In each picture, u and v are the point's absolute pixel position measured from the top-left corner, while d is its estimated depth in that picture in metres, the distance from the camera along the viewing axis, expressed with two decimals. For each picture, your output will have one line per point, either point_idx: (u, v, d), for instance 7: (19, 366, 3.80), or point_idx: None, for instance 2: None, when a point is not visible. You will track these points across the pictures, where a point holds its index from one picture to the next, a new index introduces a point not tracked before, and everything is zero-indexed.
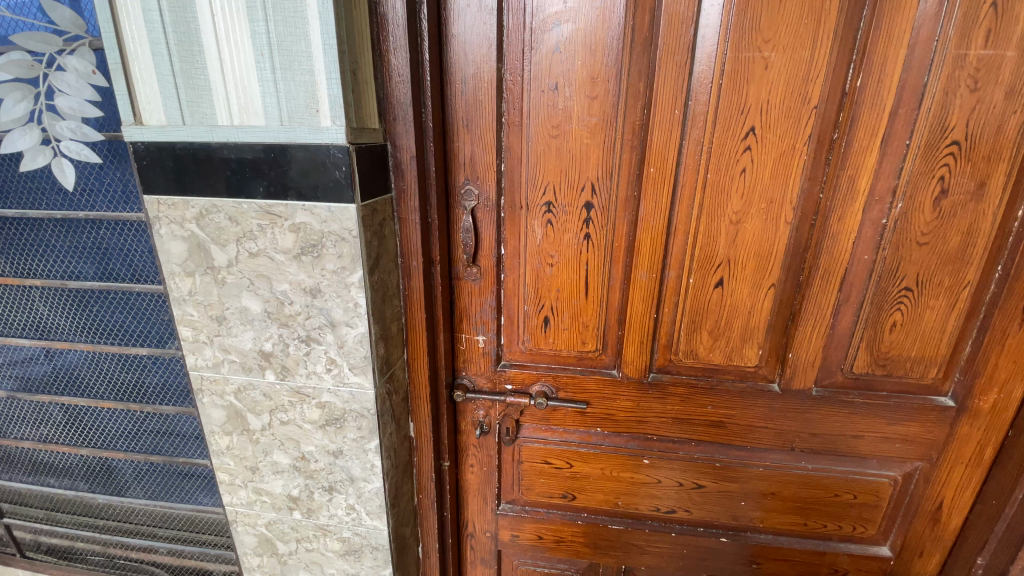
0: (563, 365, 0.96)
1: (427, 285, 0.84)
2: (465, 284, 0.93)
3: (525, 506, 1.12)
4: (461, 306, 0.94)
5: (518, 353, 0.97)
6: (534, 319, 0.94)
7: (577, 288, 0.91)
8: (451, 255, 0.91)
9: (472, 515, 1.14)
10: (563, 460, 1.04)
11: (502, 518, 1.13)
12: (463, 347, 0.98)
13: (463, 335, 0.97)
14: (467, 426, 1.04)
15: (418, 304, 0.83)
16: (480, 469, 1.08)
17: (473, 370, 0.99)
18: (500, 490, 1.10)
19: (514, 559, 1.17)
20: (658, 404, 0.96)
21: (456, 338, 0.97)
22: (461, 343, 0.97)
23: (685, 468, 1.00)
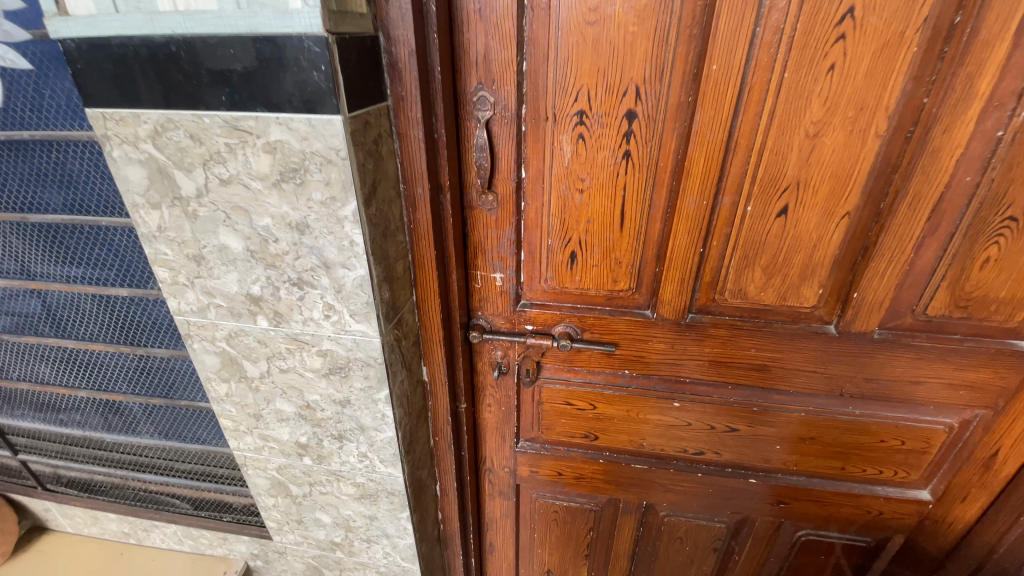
0: (590, 306, 0.86)
1: (437, 218, 0.72)
2: (480, 214, 0.80)
3: (545, 444, 1.07)
4: (476, 240, 0.83)
5: (539, 291, 0.87)
6: (559, 255, 0.82)
7: (610, 219, 0.78)
8: (462, 180, 0.77)
9: (490, 452, 1.10)
10: (586, 401, 0.97)
11: (521, 455, 1.09)
12: (478, 285, 0.87)
13: (477, 272, 0.86)
14: (483, 367, 0.97)
15: (427, 239, 0.71)
16: (499, 408, 1.03)
17: (490, 311, 0.90)
18: (519, 428, 1.06)
19: (532, 492, 1.16)
20: (696, 347, 0.86)
21: (471, 276, 0.86)
22: (476, 281, 0.87)
23: (719, 412, 0.93)
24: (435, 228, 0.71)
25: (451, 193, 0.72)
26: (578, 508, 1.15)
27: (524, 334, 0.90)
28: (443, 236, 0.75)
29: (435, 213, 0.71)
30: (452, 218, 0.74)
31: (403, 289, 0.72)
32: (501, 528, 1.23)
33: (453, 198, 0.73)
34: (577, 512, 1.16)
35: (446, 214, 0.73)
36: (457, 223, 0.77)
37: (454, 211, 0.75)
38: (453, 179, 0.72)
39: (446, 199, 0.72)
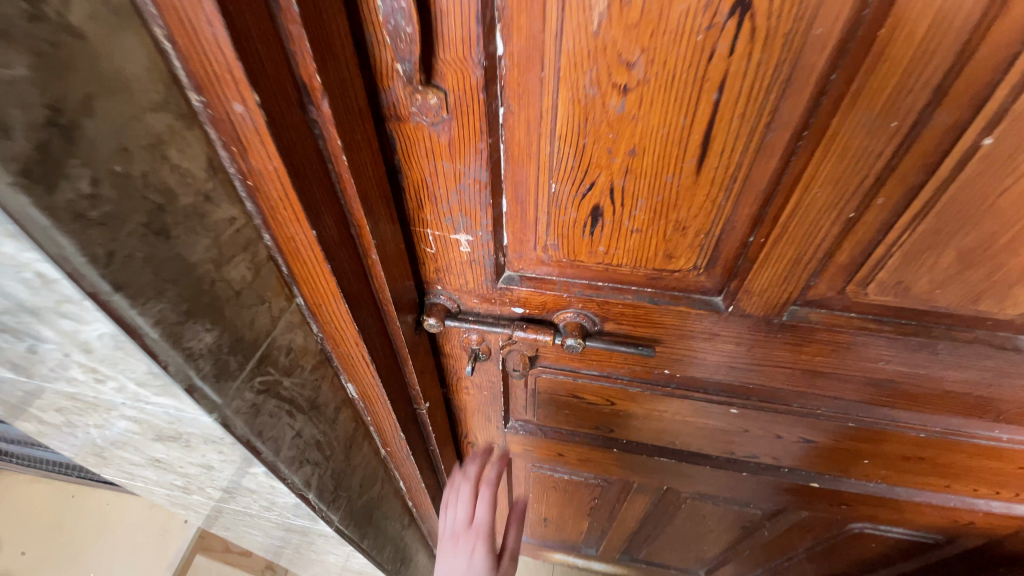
0: (620, 287, 0.51)
1: (310, 165, 0.33)
2: (416, 134, 0.41)
3: (541, 426, 0.81)
4: (416, 180, 0.44)
5: (536, 261, 0.51)
6: (570, 212, 0.44)
7: (677, 154, 0.38)
8: (367, 66, 0.36)
9: (473, 429, 0.85)
10: (600, 396, 0.69)
11: (511, 435, 0.84)
12: (431, 250, 0.52)
13: (426, 230, 0.49)
14: (450, 352, 0.66)
15: (291, 212, 0.34)
16: (480, 393, 0.74)
17: (454, 286, 0.55)
18: (508, 411, 0.79)
19: (526, 463, 0.94)
20: (785, 351, 0.54)
21: (416, 236, 0.50)
22: (426, 244, 0.51)
23: (793, 421, 0.64)
24: (306, 189, 0.33)
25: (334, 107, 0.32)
26: (582, 480, 0.95)
27: (507, 326, 0.56)
28: (337, 193, 0.37)
29: (298, 155, 0.32)
30: (351, 157, 0.35)
31: (265, 300, 0.38)
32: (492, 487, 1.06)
33: (344, 114, 0.33)
34: (580, 483, 0.96)
35: (335, 152, 0.34)
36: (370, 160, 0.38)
37: (358, 141, 0.36)
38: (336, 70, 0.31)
39: (325, 120, 0.32)
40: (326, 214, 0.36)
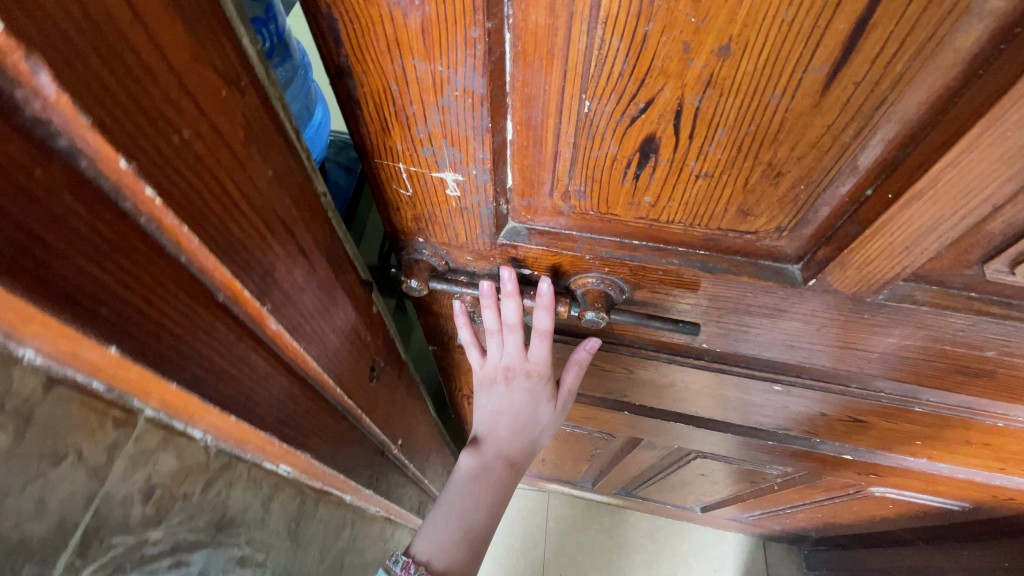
0: (662, 249, 0.38)
1: (79, 210, 0.18)
2: (369, 13, 0.25)
3: None
4: (377, 90, 0.29)
5: (553, 210, 0.37)
6: (605, 147, 0.30)
7: (797, 58, 0.23)
8: None
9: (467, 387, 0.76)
10: (616, 365, 0.58)
11: None
12: (407, 192, 0.37)
13: (398, 165, 0.35)
14: (438, 313, 0.54)
15: (49, 332, 0.19)
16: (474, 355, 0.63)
17: (442, 240, 0.42)
18: None
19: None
20: (865, 333, 0.42)
21: (386, 172, 0.36)
22: (398, 183, 0.37)
23: (845, 401, 0.54)
24: (58, 284, 0.18)
25: (81, 91, 0.16)
26: (584, 434, 0.88)
27: (520, 292, 0.44)
28: (162, 247, 0.23)
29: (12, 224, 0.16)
30: (162, 185, 0.21)
31: (65, 455, 0.23)
32: None
33: (115, 108, 0.18)
34: (582, 435, 0.90)
35: (124, 182, 0.19)
36: (222, 172, 0.24)
37: (185, 147, 0.21)
38: (100, 16, 0.17)
39: (68, 120, 0.17)
40: (132, 300, 0.21)
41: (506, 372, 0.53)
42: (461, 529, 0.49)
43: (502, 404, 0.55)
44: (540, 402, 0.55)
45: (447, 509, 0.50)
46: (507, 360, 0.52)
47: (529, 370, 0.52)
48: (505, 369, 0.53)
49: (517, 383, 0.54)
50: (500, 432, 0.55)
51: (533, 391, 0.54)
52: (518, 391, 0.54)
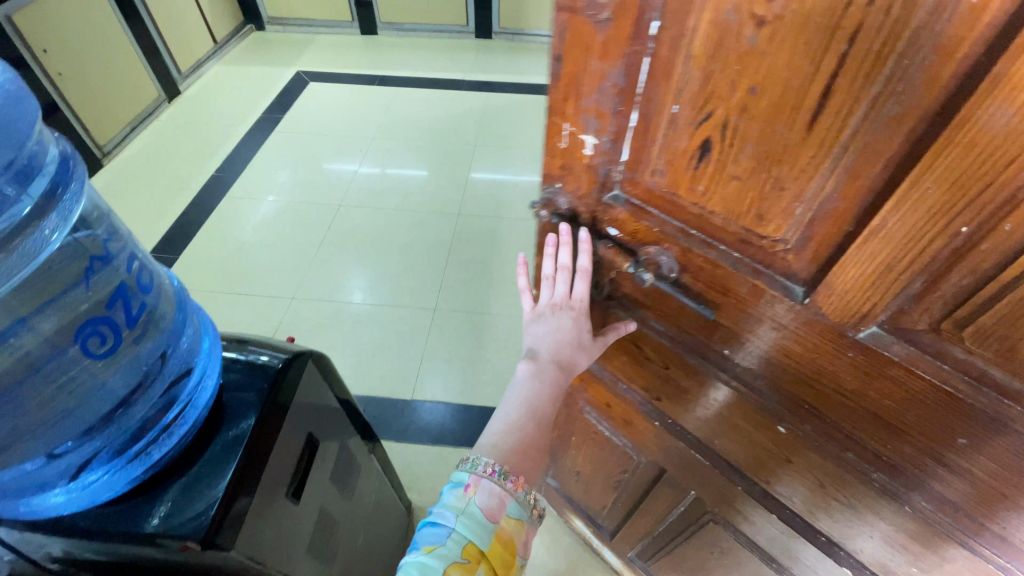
0: (708, 242, 0.53)
1: None
2: (578, 27, 0.46)
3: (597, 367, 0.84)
4: (565, 72, 0.50)
5: (642, 184, 0.55)
6: (682, 140, 0.48)
7: (796, 102, 0.39)
8: None
9: None
10: (658, 354, 0.71)
11: None
12: (562, 145, 0.58)
13: (561, 123, 0.55)
14: (540, 254, 0.73)
15: None
16: None
17: (569, 187, 0.61)
18: None
19: (577, 403, 0.96)
20: (851, 377, 0.50)
21: (552, 128, 0.57)
22: (557, 137, 0.57)
23: (838, 472, 0.58)
24: None
25: None
26: (621, 447, 0.95)
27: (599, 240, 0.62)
28: None
29: None
30: None
31: None
32: None
33: None
34: (616, 449, 0.98)
35: None
36: None
37: None
38: None
39: None
40: None
41: (554, 306, 0.69)
42: (528, 414, 0.67)
43: (550, 330, 0.69)
44: (581, 331, 0.70)
45: (512, 408, 0.68)
46: (557, 296, 0.68)
47: (573, 307, 0.68)
48: (554, 304, 0.69)
49: (562, 313, 0.69)
50: (549, 346, 0.70)
51: (576, 320, 0.69)
52: (564, 319, 0.69)
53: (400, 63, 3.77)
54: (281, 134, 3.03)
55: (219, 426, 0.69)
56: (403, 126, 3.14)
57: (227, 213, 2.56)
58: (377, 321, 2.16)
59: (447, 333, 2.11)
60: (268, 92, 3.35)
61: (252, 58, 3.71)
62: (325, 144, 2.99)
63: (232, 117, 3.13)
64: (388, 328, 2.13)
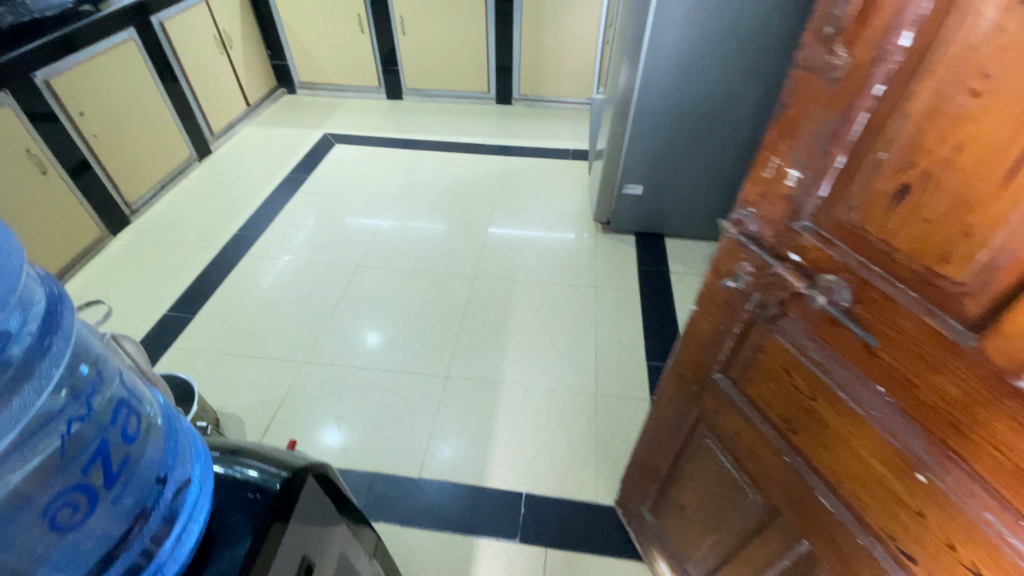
0: (888, 277, 0.66)
1: None
2: (816, 89, 0.69)
3: (741, 390, 1.02)
4: (797, 118, 0.73)
5: (833, 218, 0.72)
6: (883, 178, 0.65)
7: (995, 154, 0.53)
8: (818, 33, 0.67)
9: (694, 361, 1.13)
10: (808, 385, 0.84)
11: (717, 384, 1.08)
12: (771, 176, 0.79)
13: (776, 159, 0.77)
14: (719, 271, 0.95)
15: None
16: (722, 325, 1.00)
17: (762, 212, 0.82)
18: (730, 359, 1.02)
19: (703, 427, 1.18)
20: (1009, 432, 0.57)
21: (768, 162, 0.79)
22: (764, 168, 0.80)
23: (971, 538, 0.64)
24: None
25: None
26: (738, 476, 1.10)
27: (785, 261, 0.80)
28: None
29: None
30: None
31: None
32: (667, 432, 1.32)
33: None
34: (734, 478, 1.12)
35: None
36: None
37: None
38: None
39: None
40: None
41: None
42: None
43: None
44: None
45: None
46: None
47: None
48: None
49: None
50: None
51: None
52: None
53: (429, 125, 4.11)
54: (309, 190, 3.39)
55: (217, 550, 0.70)
56: (410, 187, 3.47)
57: (246, 271, 2.75)
58: (388, 390, 2.21)
59: (451, 404, 2.15)
60: (292, 157, 3.72)
61: (281, 120, 4.14)
62: (347, 207, 3.27)
63: (258, 179, 3.48)
64: (397, 394, 2.19)
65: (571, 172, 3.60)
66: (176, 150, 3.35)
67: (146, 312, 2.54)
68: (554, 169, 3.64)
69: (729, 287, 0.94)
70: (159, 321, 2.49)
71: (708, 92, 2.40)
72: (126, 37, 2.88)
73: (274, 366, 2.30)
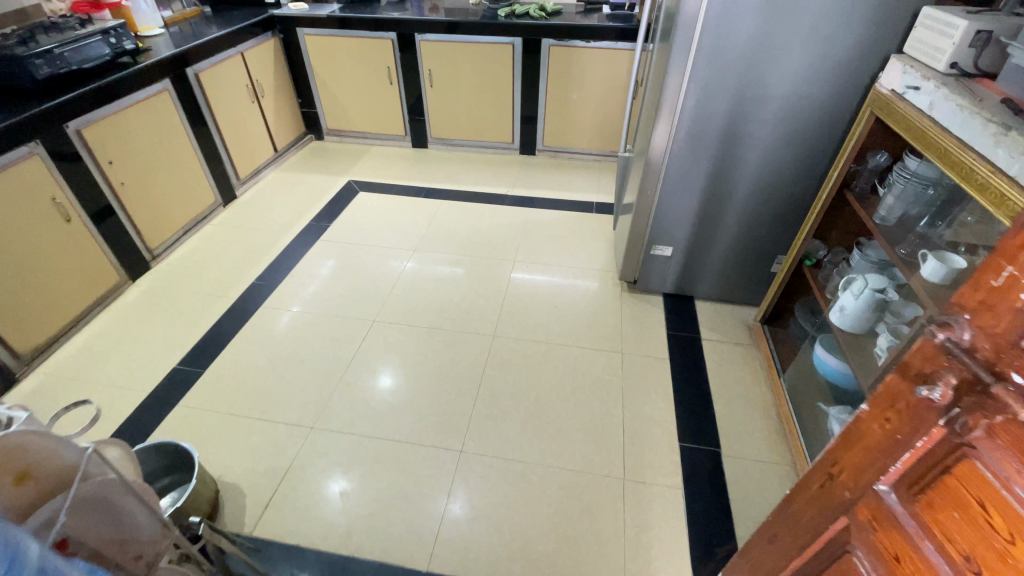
0: None
1: None
2: None
3: (910, 517, 0.80)
4: None
5: None
6: None
7: None
8: None
9: (847, 462, 0.92)
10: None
11: (875, 498, 0.86)
12: (1000, 282, 0.64)
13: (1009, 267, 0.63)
14: (907, 374, 0.77)
15: None
16: (894, 434, 0.80)
17: (984, 320, 0.65)
18: (900, 472, 0.82)
19: (851, 547, 0.95)
20: None
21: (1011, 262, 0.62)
22: (996, 274, 0.64)
23: None
24: None
25: None
26: None
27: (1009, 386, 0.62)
28: None
29: None
30: None
31: None
32: (798, 531, 1.09)
33: None
34: None
35: None
36: None
37: None
38: None
39: None
40: None
41: None
42: None
43: None
44: None
45: None
46: None
47: None
48: None
49: None
50: None
51: None
52: None
53: (452, 175, 4.10)
54: (329, 238, 3.35)
55: None
56: (430, 236, 3.42)
57: (260, 323, 2.67)
58: (397, 461, 2.06)
59: (462, 478, 2.00)
60: (314, 204, 3.71)
61: (307, 165, 4.18)
62: (367, 257, 3.22)
63: (279, 225, 3.47)
64: (406, 463, 2.05)
65: (595, 226, 3.51)
66: (202, 195, 3.36)
67: (155, 364, 2.45)
68: (578, 222, 3.55)
69: (918, 396, 0.75)
70: (167, 375, 2.40)
71: (744, 164, 2.30)
72: (161, 88, 2.93)
73: (280, 430, 2.17)
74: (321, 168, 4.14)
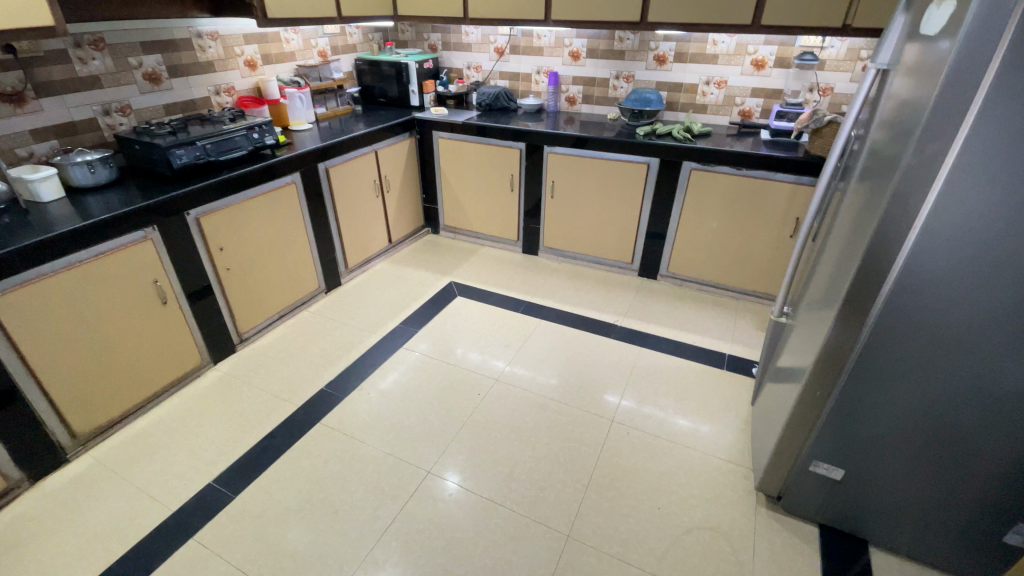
0: None
1: None
2: None
3: None
4: None
5: None
6: None
7: None
8: None
9: None
10: None
11: None
12: None
13: None
14: None
15: None
16: None
17: None
18: None
19: None
20: None
21: None
22: None
23: None
24: None
25: None
26: None
27: None
28: None
29: None
30: None
31: None
32: None
33: None
34: None
35: None
36: None
37: None
38: None
39: None
40: None
41: None
42: None
43: None
44: None
45: None
46: None
47: None
48: None
49: None
50: None
51: None
52: None
53: (559, 291, 3.70)
54: (412, 347, 3.07)
55: None
56: (519, 361, 2.97)
57: (311, 445, 2.37)
58: None
59: None
60: (411, 302, 3.52)
61: (415, 259, 4.09)
62: (444, 375, 2.84)
63: (369, 323, 3.28)
64: None
65: (725, 388, 2.77)
66: (306, 283, 3.33)
67: (194, 474, 2.22)
68: (703, 378, 2.84)
69: None
70: (199, 492, 2.14)
71: (970, 394, 1.52)
72: (290, 180, 3.00)
73: None
74: (428, 265, 4.01)
